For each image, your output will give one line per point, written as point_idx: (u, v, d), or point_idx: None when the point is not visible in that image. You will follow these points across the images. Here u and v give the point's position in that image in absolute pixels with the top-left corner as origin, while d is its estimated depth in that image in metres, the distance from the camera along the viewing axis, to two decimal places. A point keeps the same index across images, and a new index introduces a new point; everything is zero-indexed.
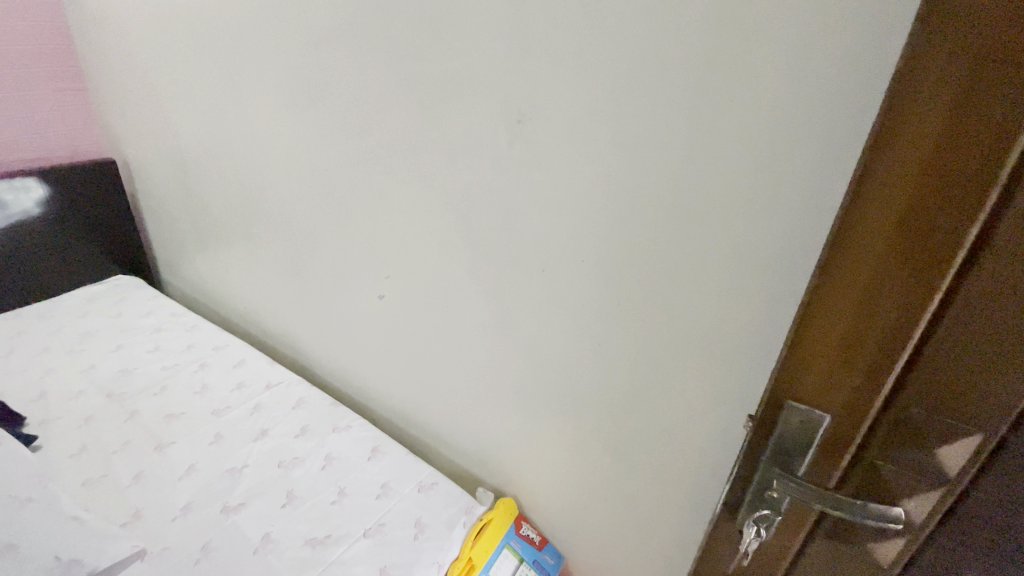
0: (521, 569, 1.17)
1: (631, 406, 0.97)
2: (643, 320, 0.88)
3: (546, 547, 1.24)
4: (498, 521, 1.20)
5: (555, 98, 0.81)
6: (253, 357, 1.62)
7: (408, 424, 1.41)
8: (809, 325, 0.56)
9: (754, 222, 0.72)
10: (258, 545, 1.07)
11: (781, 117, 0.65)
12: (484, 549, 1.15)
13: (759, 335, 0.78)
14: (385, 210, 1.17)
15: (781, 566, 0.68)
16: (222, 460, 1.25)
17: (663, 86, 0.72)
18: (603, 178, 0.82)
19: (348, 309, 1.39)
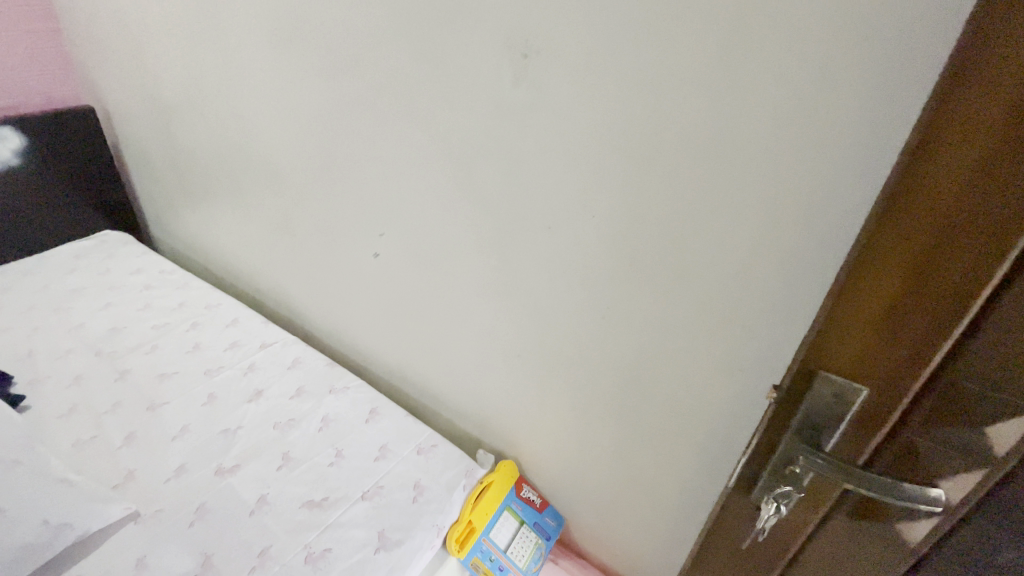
0: (521, 531, 1.16)
1: (640, 370, 0.92)
2: (657, 281, 0.82)
3: (548, 509, 1.22)
4: (499, 484, 1.17)
5: (565, 29, 0.72)
6: (246, 316, 1.56)
7: (406, 385, 1.37)
8: (850, 293, 0.49)
9: (787, 171, 0.64)
10: (255, 507, 1.04)
11: (828, 47, 0.56)
12: (485, 512, 1.14)
13: (784, 298, 0.71)
14: (378, 160, 1.09)
15: (798, 541, 0.65)
16: (216, 422, 1.22)
17: (690, 12, 0.62)
18: (617, 122, 0.73)
19: (342, 267, 1.33)
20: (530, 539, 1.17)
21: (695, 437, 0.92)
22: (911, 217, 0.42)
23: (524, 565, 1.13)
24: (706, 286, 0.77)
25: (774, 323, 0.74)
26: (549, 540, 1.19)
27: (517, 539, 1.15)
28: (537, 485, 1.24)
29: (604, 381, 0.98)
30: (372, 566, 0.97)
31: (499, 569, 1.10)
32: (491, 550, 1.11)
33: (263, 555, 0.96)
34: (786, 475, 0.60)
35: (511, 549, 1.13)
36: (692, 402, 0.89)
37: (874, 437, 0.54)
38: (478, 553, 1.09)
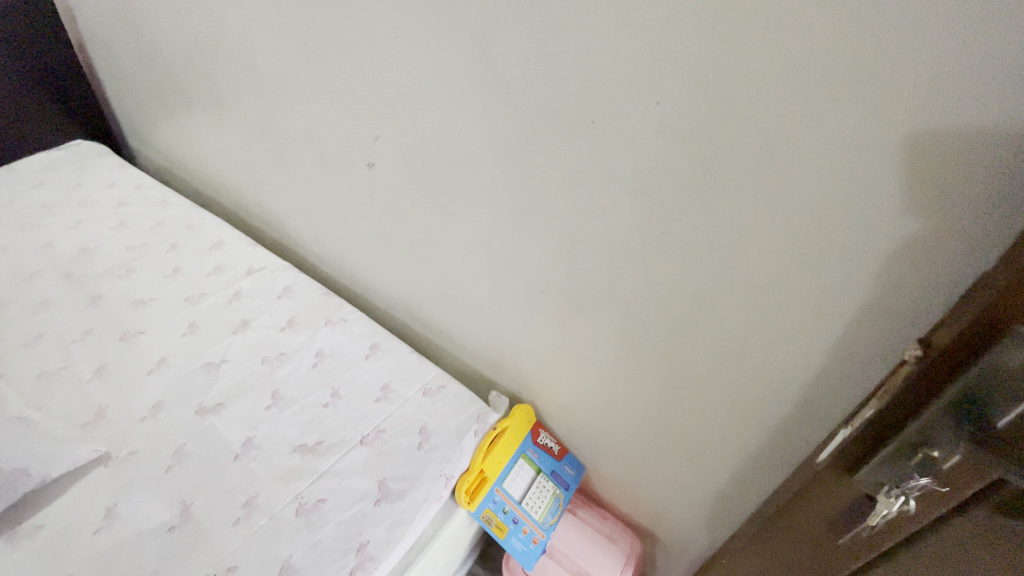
0: (537, 481, 1.03)
1: (694, 309, 0.74)
2: (730, 195, 0.62)
3: (567, 457, 1.09)
4: (514, 430, 1.03)
5: None
6: (231, 237, 1.39)
7: (410, 318, 1.22)
8: None
9: (964, 20, 0.42)
10: (239, 451, 0.92)
11: None
12: (498, 461, 1.00)
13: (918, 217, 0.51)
14: (368, 40, 0.86)
15: (912, 552, 0.48)
16: (197, 355, 1.08)
17: None
18: None
19: (332, 181, 1.13)
20: (547, 489, 1.03)
21: (755, 389, 0.76)
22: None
23: (541, 517, 1.00)
24: (802, 199, 0.57)
25: (895, 254, 0.54)
26: (569, 490, 1.06)
27: (533, 489, 1.02)
28: (557, 432, 1.11)
29: (645, 321, 0.81)
30: (371, 521, 0.85)
31: (513, 522, 0.97)
32: (504, 502, 0.98)
33: (247, 506, 0.85)
34: (917, 461, 0.44)
35: (526, 500, 1.00)
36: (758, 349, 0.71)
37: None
38: (489, 504, 0.97)
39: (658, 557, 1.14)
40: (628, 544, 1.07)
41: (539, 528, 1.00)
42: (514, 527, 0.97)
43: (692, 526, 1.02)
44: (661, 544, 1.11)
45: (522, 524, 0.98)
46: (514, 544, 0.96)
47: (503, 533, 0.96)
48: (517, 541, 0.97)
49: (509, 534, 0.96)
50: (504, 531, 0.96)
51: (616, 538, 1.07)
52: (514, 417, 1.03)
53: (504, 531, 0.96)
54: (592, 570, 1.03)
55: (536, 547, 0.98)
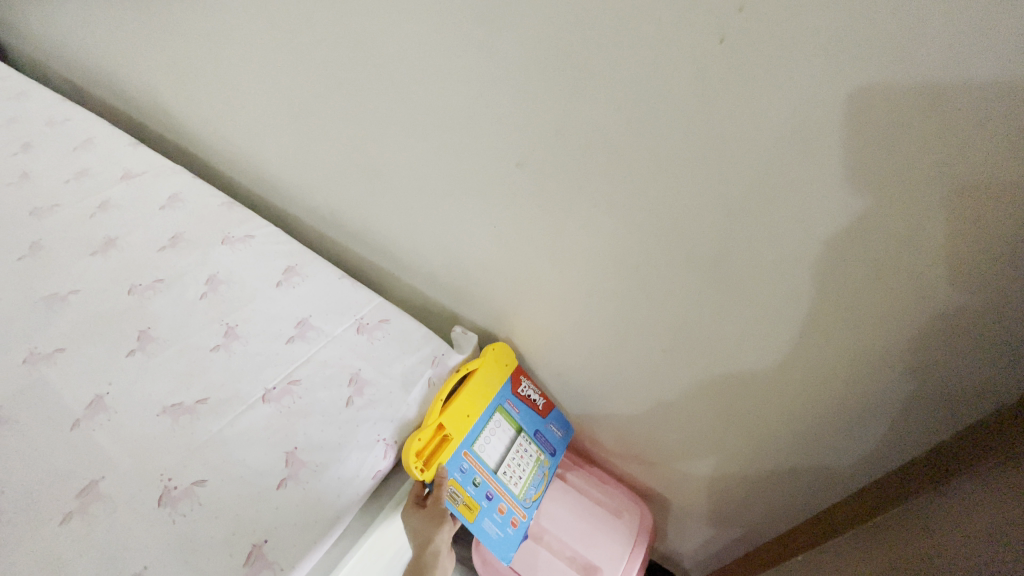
0: (517, 443, 0.77)
1: (760, 181, 0.44)
2: None
3: (554, 414, 0.83)
4: (487, 374, 0.75)
5: None
6: (106, 136, 1.04)
7: (343, 232, 0.91)
8: None
9: None
10: (83, 416, 0.64)
11: None
12: (467, 414, 0.71)
13: None
14: None
15: None
16: (36, 283, 0.77)
17: None
18: None
19: (214, 32, 0.80)
20: (530, 454, 0.77)
21: (866, 303, 0.47)
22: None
23: (521, 492, 0.75)
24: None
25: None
26: (556, 455, 0.81)
27: (511, 455, 0.75)
28: (542, 373, 0.84)
29: (677, 198, 0.50)
30: (272, 510, 0.58)
31: (486, 498, 0.70)
32: (474, 470, 0.70)
33: (84, 494, 0.58)
34: None
35: (503, 469, 0.73)
36: (894, 226, 0.41)
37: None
38: (456, 473, 0.67)
39: (669, 525, 0.91)
40: (636, 518, 0.84)
41: (518, 506, 0.74)
42: (487, 506, 0.69)
43: (719, 492, 0.79)
44: (674, 511, 0.87)
45: (496, 501, 0.71)
46: (488, 529, 0.69)
47: (473, 514, 0.67)
48: (490, 524, 0.69)
49: (482, 515, 0.68)
50: (475, 512, 0.68)
51: (620, 511, 0.84)
52: (487, 357, 0.75)
53: (476, 512, 0.68)
54: (593, 558, 0.79)
55: (516, 532, 0.72)
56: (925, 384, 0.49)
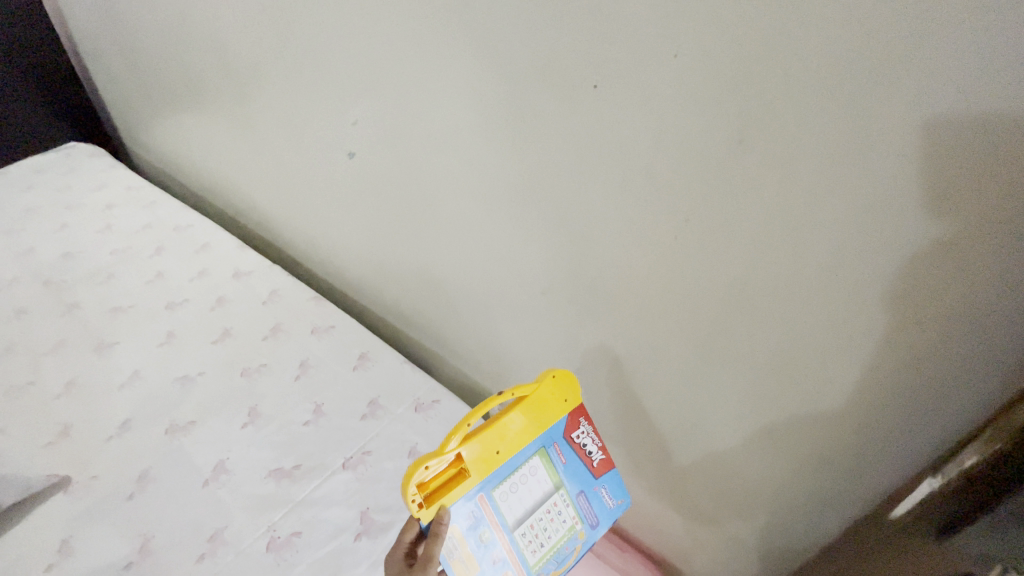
0: (550, 502, 0.56)
1: (716, 323, 0.61)
2: (740, 191, 0.50)
3: (615, 474, 0.60)
4: (543, 401, 0.56)
5: None
6: (218, 240, 1.30)
7: (406, 323, 1.11)
8: None
9: None
10: (209, 476, 0.83)
11: None
12: (497, 449, 0.53)
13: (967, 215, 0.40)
14: (337, 7, 0.77)
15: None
16: (172, 367, 1.00)
17: None
18: None
19: (315, 173, 1.05)
20: (566, 520, 0.56)
21: (809, 426, 0.60)
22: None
23: (537, 568, 0.54)
24: (865, 185, 0.43)
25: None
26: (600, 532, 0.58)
27: (541, 513, 0.55)
28: None
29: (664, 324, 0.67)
30: (349, 558, 0.75)
31: (487, 562, 0.52)
32: (483, 520, 0.52)
33: (212, 540, 0.76)
34: None
35: (524, 530, 0.54)
36: (816, 373, 0.56)
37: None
38: (457, 520, 0.51)
39: None
40: None
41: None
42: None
43: None
44: None
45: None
46: None
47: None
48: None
49: None
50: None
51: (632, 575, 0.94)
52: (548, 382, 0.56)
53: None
54: None
55: None
56: (862, 498, 0.61)
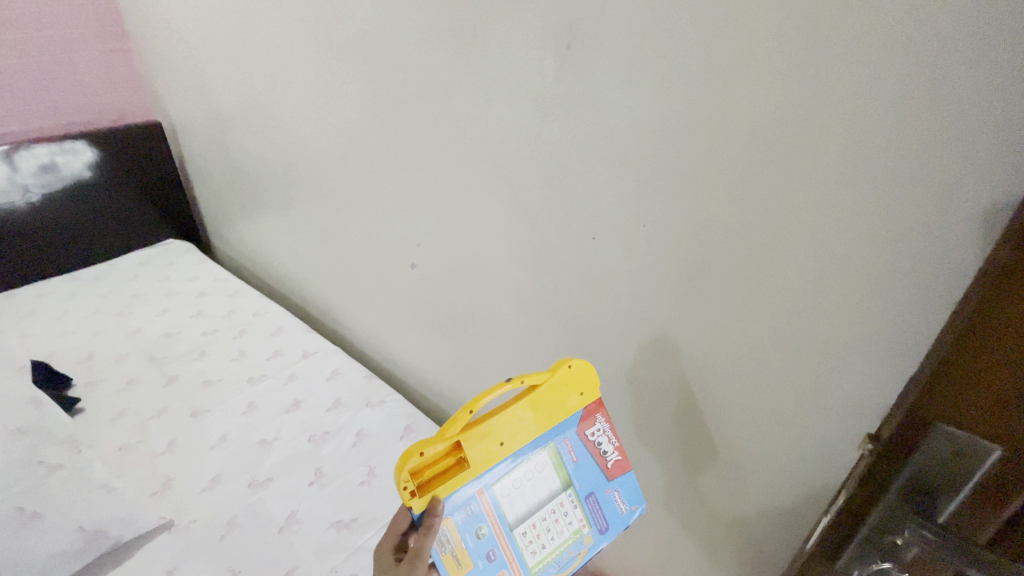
0: (556, 502, 0.58)
1: (687, 413, 0.80)
2: (697, 318, 0.73)
3: (625, 480, 0.62)
4: (549, 396, 0.58)
5: (611, 35, 0.67)
6: (290, 325, 1.56)
7: (444, 401, 1.32)
8: (974, 340, 0.38)
9: (840, 202, 0.55)
10: (283, 524, 1.01)
11: (902, 56, 0.47)
12: (499, 442, 0.55)
13: (832, 344, 0.61)
14: (414, 166, 1.06)
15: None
16: (254, 432, 1.21)
17: (751, 18, 0.56)
18: (659, 125, 0.67)
19: (381, 277, 1.31)
20: (569, 522, 0.58)
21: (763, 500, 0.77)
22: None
23: (535, 568, 0.56)
24: (772, 318, 0.65)
25: (859, 370, 0.61)
26: (604, 536, 0.60)
27: (544, 512, 0.58)
28: None
29: (653, 410, 0.86)
30: None
31: (484, 558, 0.55)
32: (484, 516, 0.55)
33: None
34: (884, 544, 0.49)
35: (524, 528, 0.57)
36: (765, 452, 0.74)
37: (1005, 508, 0.42)
38: (456, 513, 0.54)
39: None
40: None
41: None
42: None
43: None
44: None
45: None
46: None
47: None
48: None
49: None
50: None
51: None
52: (554, 377, 0.58)
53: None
54: None
55: None
56: None
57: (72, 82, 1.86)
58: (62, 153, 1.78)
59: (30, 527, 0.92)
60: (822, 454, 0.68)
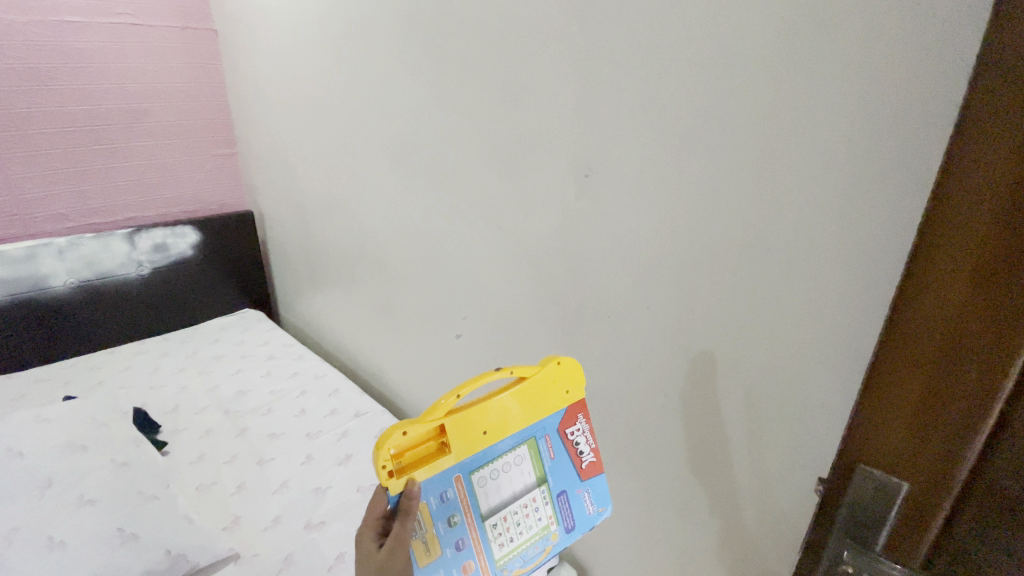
0: (528, 496, 0.71)
1: (693, 471, 0.93)
2: (696, 387, 0.88)
3: (592, 483, 0.76)
4: (528, 394, 0.71)
5: (620, 165, 0.89)
6: (346, 388, 1.76)
7: None
8: (878, 397, 0.53)
9: (796, 296, 0.73)
10: (333, 563, 1.14)
11: (826, 195, 0.67)
12: (481, 431, 0.67)
13: (804, 409, 0.76)
14: (464, 254, 1.28)
15: None
16: (311, 479, 1.37)
17: (720, 161, 0.76)
18: (658, 232, 0.87)
19: (429, 347, 1.50)
20: (538, 516, 0.71)
21: (763, 553, 0.87)
22: (935, 300, 0.46)
23: (500, 559, 0.69)
24: (755, 387, 0.80)
25: (827, 431, 0.74)
26: (569, 532, 0.73)
27: (515, 506, 0.70)
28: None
29: (664, 469, 0.99)
30: None
31: (454, 547, 0.66)
32: (457, 506, 0.67)
33: None
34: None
35: (494, 519, 0.69)
36: (760, 508, 0.85)
37: (928, 530, 0.51)
38: (430, 499, 0.65)
39: None
40: None
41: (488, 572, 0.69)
42: (449, 556, 0.66)
43: None
44: None
45: (464, 556, 0.67)
46: None
47: (428, 559, 0.65)
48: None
49: (441, 562, 0.65)
50: (432, 557, 0.65)
51: None
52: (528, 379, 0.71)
53: (433, 557, 0.65)
54: None
55: None
56: None
57: (187, 178, 2.26)
58: (172, 235, 2.15)
59: (128, 546, 1.09)
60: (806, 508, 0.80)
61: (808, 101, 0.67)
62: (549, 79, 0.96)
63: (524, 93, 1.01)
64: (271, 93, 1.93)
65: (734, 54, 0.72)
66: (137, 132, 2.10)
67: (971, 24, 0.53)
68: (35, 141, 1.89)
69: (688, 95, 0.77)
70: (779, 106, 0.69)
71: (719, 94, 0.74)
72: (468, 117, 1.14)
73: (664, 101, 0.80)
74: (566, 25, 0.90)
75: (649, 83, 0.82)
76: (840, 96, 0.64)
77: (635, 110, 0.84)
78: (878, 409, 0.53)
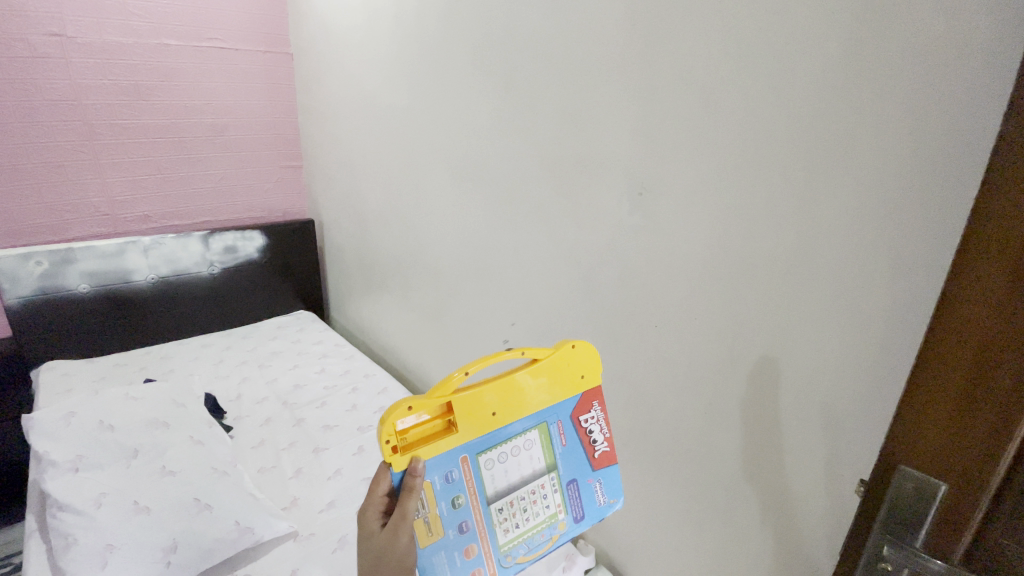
0: (538, 482, 0.77)
1: (732, 477, 0.98)
2: (737, 396, 0.94)
3: (604, 474, 0.82)
4: (540, 378, 0.77)
5: (672, 185, 0.96)
6: (393, 388, 1.86)
7: None
8: (915, 401, 0.57)
9: (837, 312, 0.78)
10: None
11: (868, 219, 0.73)
12: (490, 413, 0.73)
13: (842, 420, 0.80)
14: (517, 264, 1.37)
15: None
16: (363, 469, 1.46)
17: (768, 184, 0.83)
18: (706, 248, 0.93)
19: (477, 351, 1.58)
20: (547, 504, 0.77)
21: (797, 558, 0.91)
22: (968, 311, 0.50)
23: (503, 546, 0.75)
24: (795, 397, 0.85)
25: (864, 442, 0.79)
26: (576, 523, 0.79)
27: (520, 492, 0.76)
28: None
29: (702, 474, 1.04)
30: None
31: (456, 529, 0.72)
32: (461, 488, 0.72)
33: None
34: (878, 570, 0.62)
35: (498, 505, 0.75)
36: (796, 514, 0.90)
37: (967, 525, 0.55)
38: (434, 478, 0.70)
39: None
40: None
41: (492, 557, 0.74)
42: (451, 537, 0.71)
43: None
44: None
45: (466, 539, 0.72)
46: (439, 567, 0.70)
47: (429, 539, 0.70)
48: (443, 559, 0.71)
49: (443, 545, 0.71)
50: (434, 537, 0.70)
51: None
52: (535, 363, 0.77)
53: (434, 537, 0.70)
54: None
55: None
56: None
57: (257, 187, 2.45)
58: (241, 239, 2.32)
59: (204, 515, 1.20)
60: (843, 516, 0.84)
61: (853, 133, 0.73)
62: (610, 103, 1.03)
63: (584, 116, 1.09)
64: (341, 111, 2.09)
65: (785, 89, 0.78)
66: (217, 144, 2.30)
67: (1010, 71, 0.59)
68: (130, 150, 2.11)
69: (740, 122, 0.84)
70: (827, 136, 0.75)
71: (770, 123, 0.81)
72: (529, 136, 1.23)
73: (717, 126, 0.87)
74: (627, 55, 0.98)
75: (704, 110, 0.89)
76: (884, 131, 0.70)
77: (691, 133, 0.91)
78: (917, 414, 0.56)
